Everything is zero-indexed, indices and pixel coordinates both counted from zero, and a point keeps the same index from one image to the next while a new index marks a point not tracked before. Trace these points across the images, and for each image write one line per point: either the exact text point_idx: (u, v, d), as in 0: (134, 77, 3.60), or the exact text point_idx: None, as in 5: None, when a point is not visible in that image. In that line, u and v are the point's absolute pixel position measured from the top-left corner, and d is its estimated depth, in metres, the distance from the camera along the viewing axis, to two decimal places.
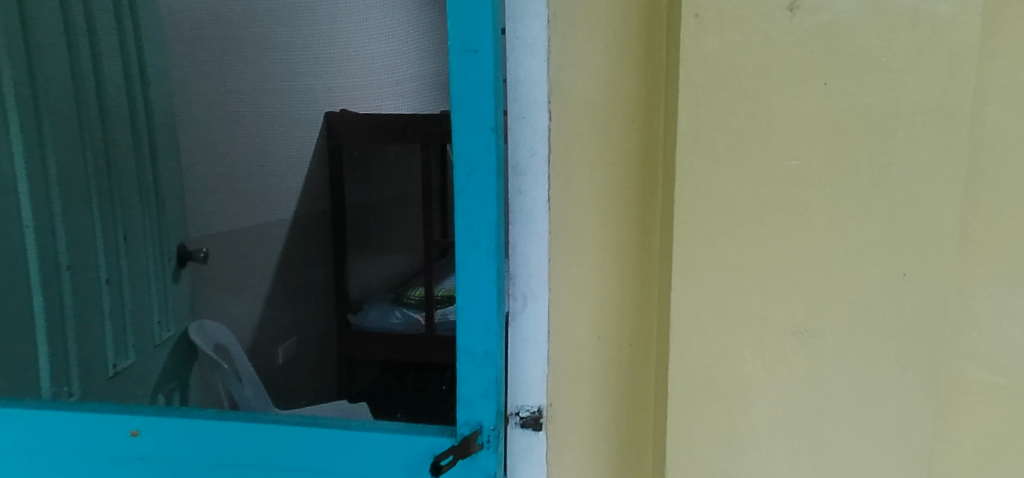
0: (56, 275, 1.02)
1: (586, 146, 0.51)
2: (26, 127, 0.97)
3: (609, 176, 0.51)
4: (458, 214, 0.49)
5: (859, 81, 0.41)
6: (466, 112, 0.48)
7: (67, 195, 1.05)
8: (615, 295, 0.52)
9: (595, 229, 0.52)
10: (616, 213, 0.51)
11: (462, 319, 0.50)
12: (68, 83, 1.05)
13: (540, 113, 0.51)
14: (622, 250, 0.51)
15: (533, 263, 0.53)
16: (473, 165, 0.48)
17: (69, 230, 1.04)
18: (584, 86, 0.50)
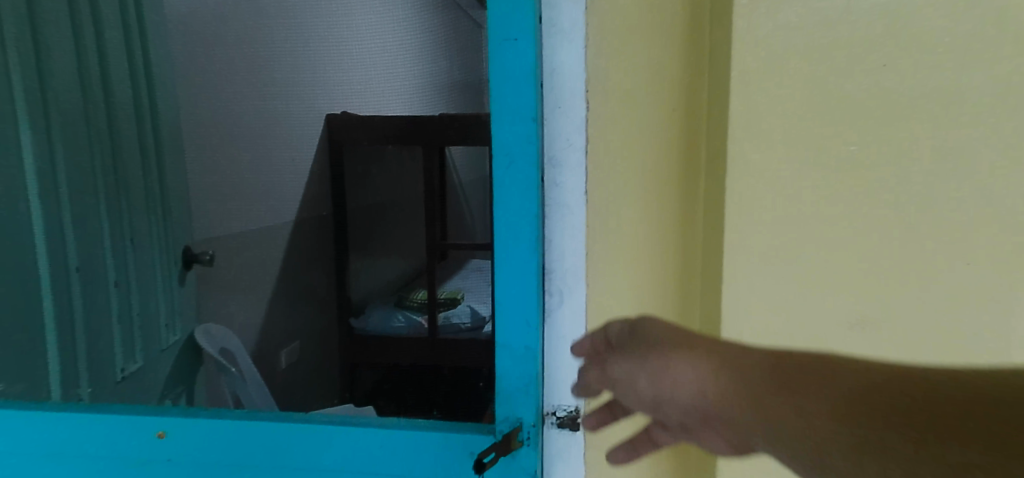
0: (68, 277, 0.97)
1: (625, 139, 0.50)
2: (37, 127, 0.93)
3: (648, 169, 0.50)
4: (496, 206, 0.48)
5: (917, 65, 0.41)
6: (505, 101, 0.47)
7: (76, 197, 1.00)
8: (655, 290, 0.52)
9: (634, 219, 0.51)
10: (661, 203, 0.51)
11: (500, 314, 0.49)
12: (77, 79, 1.00)
13: (578, 102, 0.50)
14: (663, 244, 0.51)
15: (569, 256, 0.52)
16: (513, 156, 0.47)
17: (79, 234, 1.00)
18: (622, 77, 0.50)
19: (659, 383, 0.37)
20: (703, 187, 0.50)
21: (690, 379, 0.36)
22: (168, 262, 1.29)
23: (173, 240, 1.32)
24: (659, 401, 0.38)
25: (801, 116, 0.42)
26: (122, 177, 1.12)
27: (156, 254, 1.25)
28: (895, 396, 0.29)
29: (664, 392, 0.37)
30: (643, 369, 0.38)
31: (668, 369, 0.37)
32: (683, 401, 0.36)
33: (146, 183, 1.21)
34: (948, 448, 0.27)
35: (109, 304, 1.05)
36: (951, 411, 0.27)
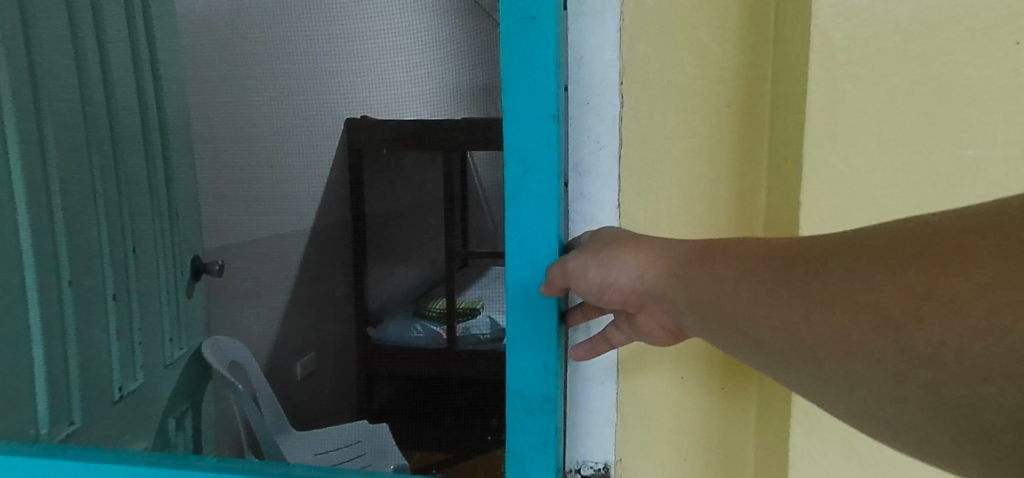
0: (55, 292, 0.89)
1: (677, 149, 0.48)
2: (26, 136, 0.84)
3: (708, 186, 0.49)
4: (507, 224, 0.41)
5: (968, 72, 0.41)
6: (520, 95, 0.39)
7: (72, 210, 0.92)
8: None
9: (680, 222, 0.49)
10: (716, 209, 0.49)
11: (513, 356, 0.43)
12: (74, 83, 0.93)
13: (611, 97, 0.48)
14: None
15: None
16: (529, 163, 0.40)
17: (73, 251, 0.92)
18: (681, 86, 0.48)
19: (606, 269, 0.39)
20: (764, 206, 0.48)
21: (630, 262, 0.38)
22: (173, 275, 1.23)
23: (181, 252, 1.26)
24: (605, 289, 0.39)
25: (868, 141, 0.42)
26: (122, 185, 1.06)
27: (160, 266, 1.18)
28: (804, 246, 0.32)
29: (607, 279, 0.39)
30: (595, 259, 0.39)
31: (616, 258, 0.39)
32: (629, 286, 0.39)
33: (151, 194, 1.15)
34: (854, 272, 0.29)
35: (106, 318, 0.99)
36: (860, 247, 0.29)
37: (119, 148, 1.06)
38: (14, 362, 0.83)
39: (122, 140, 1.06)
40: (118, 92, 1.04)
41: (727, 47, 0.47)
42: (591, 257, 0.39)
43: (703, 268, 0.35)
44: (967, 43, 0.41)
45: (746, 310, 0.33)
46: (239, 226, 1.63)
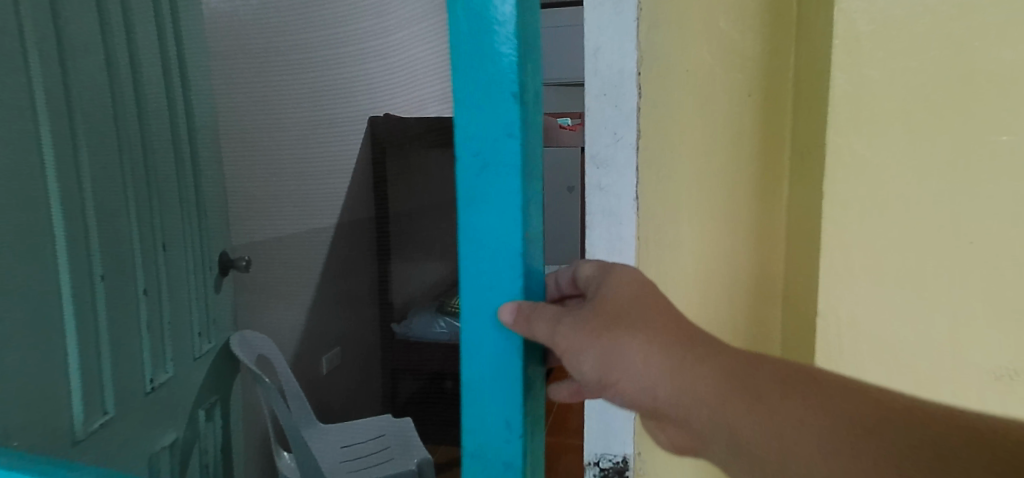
0: (89, 286, 0.90)
1: (698, 139, 0.48)
2: (59, 136, 0.85)
3: (729, 176, 0.48)
4: (459, 239, 0.31)
5: (1005, 62, 0.39)
6: (476, 71, 0.29)
7: (104, 207, 0.94)
8: (734, 309, 0.50)
9: (696, 214, 0.49)
10: (735, 201, 0.49)
11: (466, 415, 0.33)
12: (104, 82, 0.95)
13: (630, 87, 0.46)
14: (739, 258, 0.49)
15: (605, 248, 0.49)
16: (485, 159, 0.30)
17: (104, 249, 0.94)
18: (701, 75, 0.48)
19: (605, 366, 0.30)
20: (785, 197, 0.49)
21: (637, 353, 0.30)
22: (201, 271, 1.26)
23: (209, 247, 1.29)
24: (603, 386, 0.31)
25: (897, 129, 0.41)
26: (153, 182, 1.08)
27: (188, 261, 1.20)
28: (861, 396, 0.28)
29: (611, 369, 0.30)
30: (592, 345, 0.31)
31: (620, 351, 0.30)
32: (634, 392, 0.30)
33: (179, 191, 1.17)
34: (904, 441, 0.26)
35: (137, 312, 1.02)
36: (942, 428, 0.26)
37: (149, 146, 1.08)
38: (52, 366, 0.82)
39: (152, 137, 1.09)
40: (148, 91, 1.07)
41: (746, 37, 0.47)
42: (558, 316, 0.31)
43: (751, 394, 0.28)
44: (1004, 27, 0.39)
45: (776, 448, 0.27)
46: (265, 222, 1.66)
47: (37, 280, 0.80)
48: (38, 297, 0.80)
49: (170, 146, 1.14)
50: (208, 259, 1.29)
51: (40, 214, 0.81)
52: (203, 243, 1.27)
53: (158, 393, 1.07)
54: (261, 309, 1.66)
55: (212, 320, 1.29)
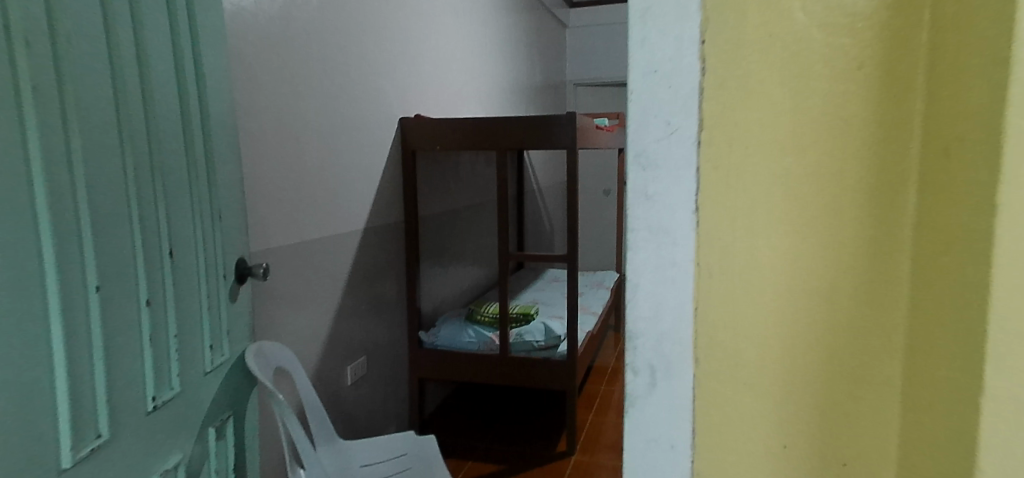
0: (82, 299, 0.83)
1: (783, 138, 0.40)
2: (48, 132, 0.77)
3: (828, 182, 0.40)
4: None
5: None
6: None
7: (104, 216, 0.88)
8: (833, 340, 0.42)
9: (787, 226, 0.41)
10: (838, 208, 0.40)
11: None
12: (106, 80, 0.89)
13: (691, 66, 0.40)
14: (841, 277, 0.41)
15: (651, 271, 0.42)
16: None
17: (100, 260, 0.86)
18: (780, 63, 0.40)
19: None
20: (915, 203, 0.39)
21: None
22: (216, 279, 1.19)
23: (226, 254, 1.23)
24: None
25: None
26: (160, 183, 1.02)
27: (200, 269, 1.13)
28: None
29: None
30: None
31: None
32: None
33: (190, 195, 1.11)
34: None
35: (138, 323, 0.95)
36: None
37: (158, 146, 1.01)
38: (35, 382, 0.75)
39: (160, 135, 1.02)
40: (154, 85, 1.01)
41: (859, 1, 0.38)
42: None
43: None
44: None
45: None
46: (284, 228, 1.60)
47: (22, 296, 0.73)
48: (24, 313, 0.73)
49: (181, 148, 1.08)
50: (224, 265, 1.23)
51: (26, 221, 0.74)
52: (219, 250, 1.20)
53: (160, 412, 1.00)
54: (281, 317, 1.60)
55: (225, 331, 1.23)
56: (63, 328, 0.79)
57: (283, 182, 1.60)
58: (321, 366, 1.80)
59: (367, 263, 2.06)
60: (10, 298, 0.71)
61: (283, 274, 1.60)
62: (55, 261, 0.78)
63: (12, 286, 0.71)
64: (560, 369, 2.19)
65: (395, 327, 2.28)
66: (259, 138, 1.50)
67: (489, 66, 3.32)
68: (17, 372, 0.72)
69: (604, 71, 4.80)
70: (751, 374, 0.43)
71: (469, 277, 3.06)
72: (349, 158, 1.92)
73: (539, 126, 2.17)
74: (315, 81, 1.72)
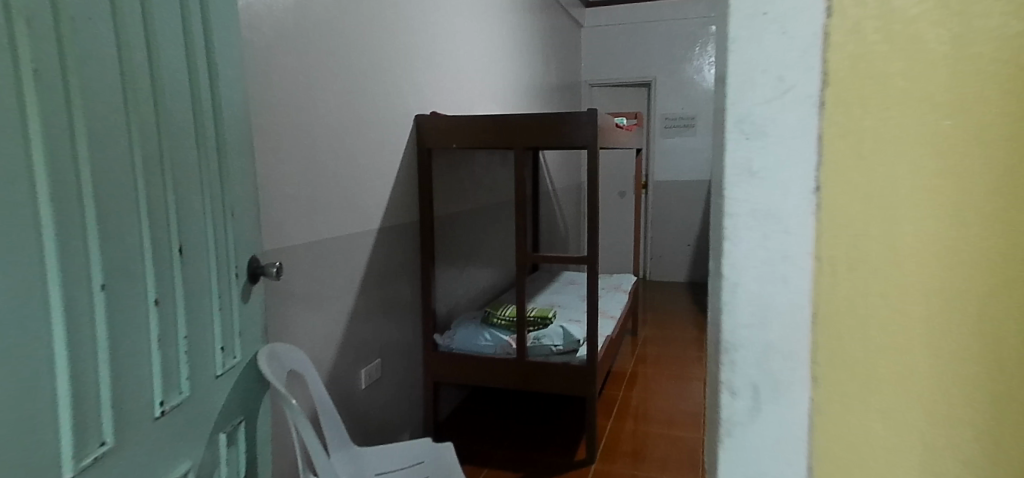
0: (87, 299, 0.78)
1: (931, 103, 0.35)
2: (51, 121, 0.72)
3: (989, 154, 0.34)
4: None
5: None
6: None
7: (110, 210, 0.83)
8: (1003, 340, 0.35)
9: (940, 205, 0.35)
10: (1001, 185, 0.34)
11: None
12: (113, 67, 0.83)
13: (810, 22, 0.35)
14: (1011, 266, 0.34)
15: (757, 264, 0.37)
16: None
17: (105, 257, 0.81)
18: (905, 21, 0.35)
19: None
20: None
21: None
22: (229, 278, 1.15)
23: (239, 252, 1.18)
24: None
25: None
26: (171, 177, 0.97)
27: (211, 267, 1.09)
28: None
29: None
30: None
31: None
32: None
33: (202, 190, 1.06)
34: None
35: (147, 325, 0.90)
36: None
37: (168, 138, 0.96)
38: (36, 387, 0.70)
39: (171, 127, 0.97)
40: (165, 74, 0.96)
41: None
42: None
43: None
44: None
45: None
46: (298, 226, 1.56)
47: (22, 294, 0.68)
48: (23, 312, 0.68)
49: (192, 141, 1.03)
50: (237, 264, 1.18)
51: (27, 215, 0.69)
52: (231, 247, 1.16)
53: (169, 418, 0.95)
54: (294, 318, 1.55)
55: (238, 332, 1.18)
56: (67, 329, 0.74)
57: (297, 178, 1.55)
58: (336, 369, 1.75)
59: (382, 262, 2.01)
60: (7, 297, 0.66)
61: (297, 274, 1.55)
62: (57, 257, 0.73)
63: (11, 285, 0.66)
64: (579, 375, 2.11)
65: (410, 329, 2.23)
66: (273, 133, 1.46)
67: (506, 65, 3.27)
68: (16, 376, 0.67)
69: (620, 71, 4.72)
70: (876, 381, 0.38)
71: (484, 278, 3.00)
72: (365, 156, 1.88)
73: (557, 123, 2.10)
74: (330, 76, 1.68)
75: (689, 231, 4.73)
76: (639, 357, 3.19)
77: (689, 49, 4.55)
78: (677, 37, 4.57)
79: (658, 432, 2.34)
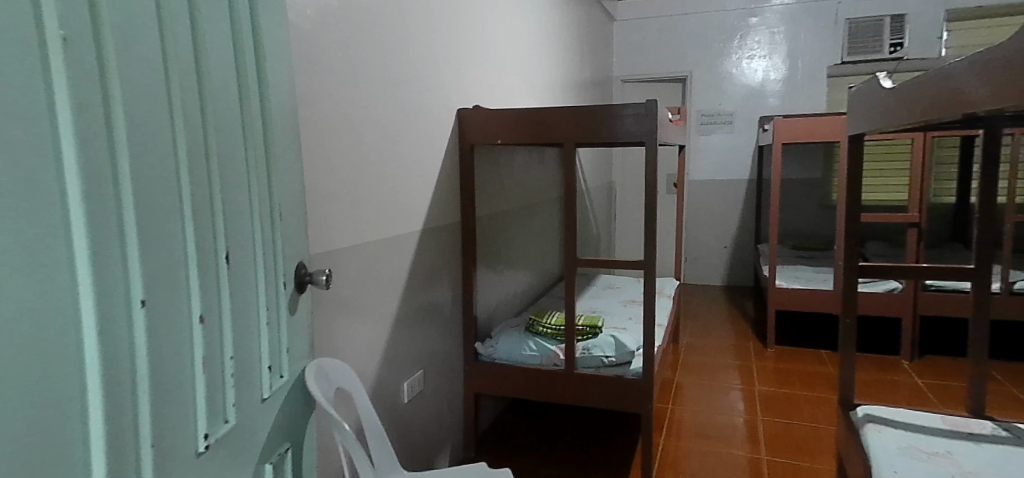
0: (125, 316, 0.64)
1: None
2: (81, 96, 0.58)
3: None
4: None
5: None
6: None
7: (153, 208, 0.69)
8: None
9: None
10: None
11: None
12: (155, 35, 0.70)
13: None
14: None
15: None
16: None
17: (146, 265, 0.67)
18: None
19: None
20: None
21: None
22: (277, 287, 1.01)
23: (287, 257, 1.05)
24: None
25: None
26: (217, 170, 0.83)
27: (258, 275, 0.95)
28: None
29: None
30: None
31: None
32: None
33: (249, 187, 0.92)
34: None
35: (190, 345, 0.76)
36: None
37: (215, 125, 0.83)
38: (65, 427, 0.57)
39: (217, 112, 0.84)
40: (209, 49, 0.82)
41: None
42: None
43: None
44: None
45: None
46: (342, 228, 1.42)
47: (42, 314, 0.54)
48: (46, 337, 0.55)
49: (239, 131, 0.89)
50: (284, 271, 1.05)
51: (51, 213, 0.55)
52: (279, 253, 1.02)
53: (213, 452, 0.82)
54: (338, 328, 1.42)
55: (286, 348, 1.05)
56: (102, 353, 0.61)
57: (343, 175, 1.42)
58: (378, 382, 1.62)
59: (425, 266, 1.88)
60: (25, 321, 0.53)
61: (340, 280, 1.42)
62: (91, 267, 0.59)
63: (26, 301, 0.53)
64: (633, 391, 1.95)
65: (451, 337, 2.10)
66: (317, 127, 1.33)
67: (542, 58, 3.12)
68: (36, 416, 0.54)
69: (654, 66, 4.56)
70: None
71: (522, 282, 2.87)
72: (408, 152, 1.75)
73: (611, 116, 1.93)
74: (372, 66, 1.55)
75: (726, 233, 4.56)
76: (684, 367, 3.03)
77: (726, 43, 4.38)
78: (714, 31, 4.39)
79: (713, 451, 2.20)
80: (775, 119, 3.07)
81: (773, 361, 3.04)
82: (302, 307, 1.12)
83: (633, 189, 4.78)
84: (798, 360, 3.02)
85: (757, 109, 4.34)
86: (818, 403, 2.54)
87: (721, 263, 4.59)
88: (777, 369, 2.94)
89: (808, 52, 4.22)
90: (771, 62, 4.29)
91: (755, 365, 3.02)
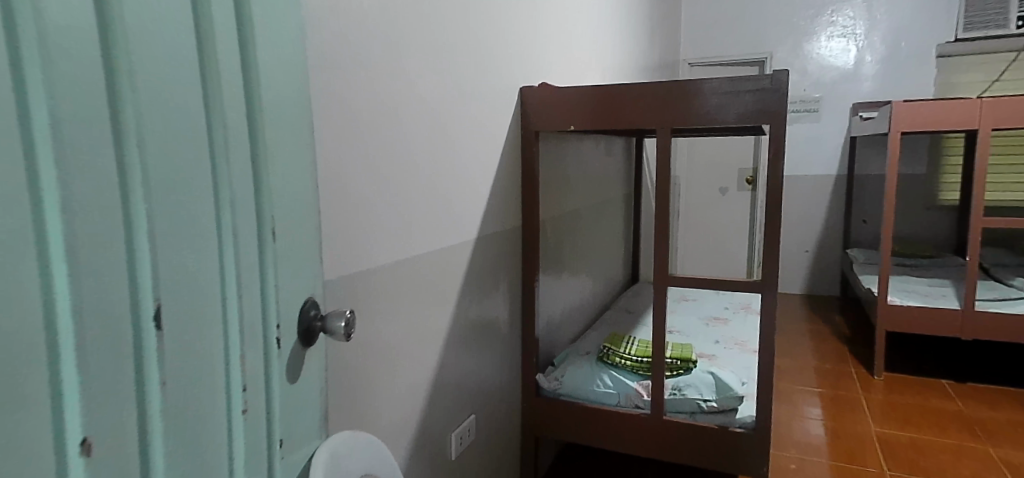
0: None
1: None
2: None
3: None
4: None
5: None
6: None
7: None
8: None
9: None
10: None
11: None
12: None
13: None
14: None
15: None
16: None
17: None
18: None
19: None
20: None
21: None
22: (264, 349, 0.64)
23: (285, 298, 0.67)
24: None
25: None
26: (140, 170, 0.47)
27: (227, 333, 0.58)
28: None
29: None
30: None
31: None
32: None
33: (211, 192, 0.55)
34: None
35: None
36: None
37: (136, 90, 0.47)
38: None
39: (143, 67, 0.48)
40: None
41: None
42: None
43: None
44: None
45: None
46: (374, 241, 1.05)
47: None
48: None
49: (195, 100, 0.53)
50: (281, 320, 0.67)
51: None
52: (269, 290, 0.65)
53: None
54: (367, 376, 1.05)
55: (278, 439, 0.67)
56: None
57: (375, 170, 1.05)
58: (419, 438, 1.24)
59: (479, 282, 1.49)
60: None
61: (369, 312, 1.04)
62: None
63: None
64: (743, 448, 1.52)
65: (508, 368, 1.71)
66: (340, 102, 0.95)
67: (608, 34, 2.70)
68: None
69: (728, 46, 4.06)
70: None
71: (584, 293, 2.46)
72: (458, 141, 1.36)
73: (720, 93, 1.45)
74: (416, 24, 1.16)
75: (807, 236, 4.04)
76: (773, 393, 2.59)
77: (814, 19, 3.84)
78: (800, 5, 3.86)
79: None
80: (893, 104, 2.57)
81: (884, 393, 2.54)
82: (313, 367, 0.75)
83: (700, 185, 4.29)
84: (916, 393, 2.52)
85: (850, 95, 3.80)
86: (959, 454, 2.05)
87: (802, 270, 4.07)
88: (890, 404, 2.45)
89: (913, 29, 3.65)
90: (868, 41, 3.75)
91: (861, 397, 2.53)
